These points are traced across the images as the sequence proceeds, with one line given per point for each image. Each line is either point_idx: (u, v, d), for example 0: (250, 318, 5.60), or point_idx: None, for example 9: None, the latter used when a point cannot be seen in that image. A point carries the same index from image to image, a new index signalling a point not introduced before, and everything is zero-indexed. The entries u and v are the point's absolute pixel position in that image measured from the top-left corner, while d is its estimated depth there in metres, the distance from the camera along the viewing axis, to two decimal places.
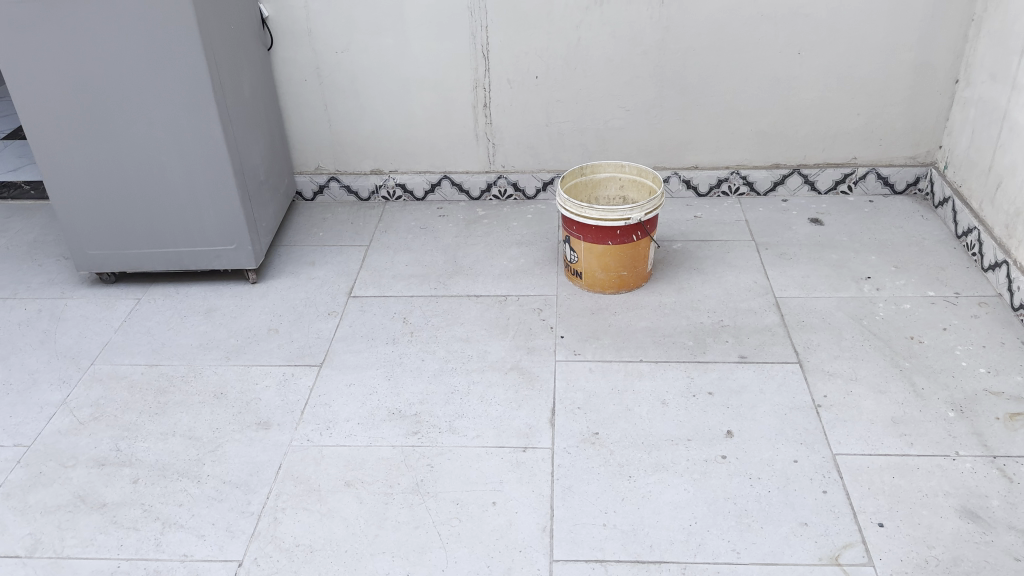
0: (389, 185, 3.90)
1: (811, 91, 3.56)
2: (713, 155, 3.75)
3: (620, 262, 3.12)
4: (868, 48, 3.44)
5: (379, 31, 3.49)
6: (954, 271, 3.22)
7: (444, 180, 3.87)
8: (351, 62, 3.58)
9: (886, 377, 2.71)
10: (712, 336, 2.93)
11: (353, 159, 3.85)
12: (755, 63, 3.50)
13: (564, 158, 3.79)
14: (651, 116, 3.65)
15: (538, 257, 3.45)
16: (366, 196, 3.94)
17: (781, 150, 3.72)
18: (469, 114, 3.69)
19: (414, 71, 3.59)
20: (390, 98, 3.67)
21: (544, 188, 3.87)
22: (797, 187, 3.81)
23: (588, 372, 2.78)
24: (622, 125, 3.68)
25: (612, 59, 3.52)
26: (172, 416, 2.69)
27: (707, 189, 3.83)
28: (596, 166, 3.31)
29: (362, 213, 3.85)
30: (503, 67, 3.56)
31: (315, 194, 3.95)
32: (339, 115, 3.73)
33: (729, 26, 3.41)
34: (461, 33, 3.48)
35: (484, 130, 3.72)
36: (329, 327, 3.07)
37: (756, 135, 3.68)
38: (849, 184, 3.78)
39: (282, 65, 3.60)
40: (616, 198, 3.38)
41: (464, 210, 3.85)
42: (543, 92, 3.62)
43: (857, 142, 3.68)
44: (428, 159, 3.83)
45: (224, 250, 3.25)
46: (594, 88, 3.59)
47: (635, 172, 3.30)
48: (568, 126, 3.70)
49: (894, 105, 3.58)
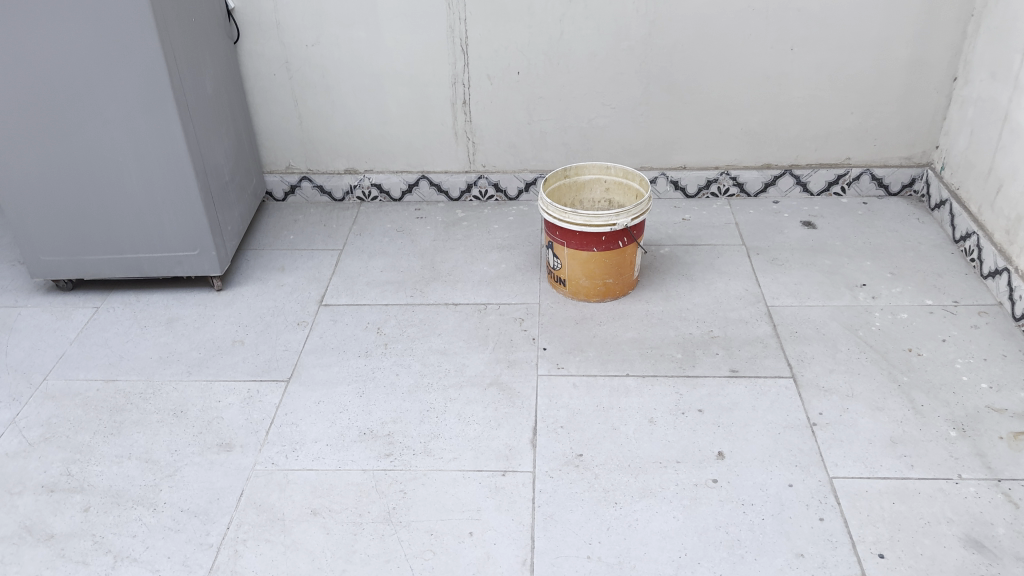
0: (364, 186, 3.72)
1: (802, 89, 3.42)
2: (701, 155, 3.60)
3: (605, 269, 2.97)
4: (861, 44, 3.30)
5: (350, 24, 3.32)
6: (952, 278, 3.09)
7: (422, 180, 3.71)
8: (322, 56, 3.40)
9: (884, 393, 2.58)
10: (701, 348, 2.79)
11: (326, 159, 3.67)
12: (745, 60, 3.35)
13: (547, 158, 3.64)
14: (637, 114, 3.50)
15: (519, 263, 3.29)
16: (340, 197, 3.76)
17: (772, 149, 3.58)
18: (447, 111, 3.52)
19: (389, 66, 3.42)
20: (364, 94, 3.49)
21: (526, 189, 3.72)
22: (789, 189, 3.66)
23: (571, 389, 2.63)
24: (607, 124, 3.53)
25: (596, 54, 3.36)
26: (128, 437, 2.53)
27: (696, 190, 3.69)
28: (580, 168, 3.15)
29: (336, 215, 3.68)
30: (482, 62, 3.39)
31: (286, 195, 3.76)
32: (310, 112, 3.55)
33: (718, 21, 3.26)
34: (437, 26, 3.31)
35: (463, 128, 3.56)
36: (298, 338, 2.91)
37: (745, 134, 3.54)
38: (842, 185, 3.64)
39: (249, 59, 3.42)
40: (602, 201, 3.21)
41: (443, 212, 3.68)
42: (524, 89, 3.45)
43: (850, 141, 3.54)
44: (404, 158, 3.66)
45: (186, 256, 3.07)
46: (577, 85, 3.43)
47: (621, 174, 3.14)
48: (550, 124, 3.54)
49: (889, 104, 3.44)
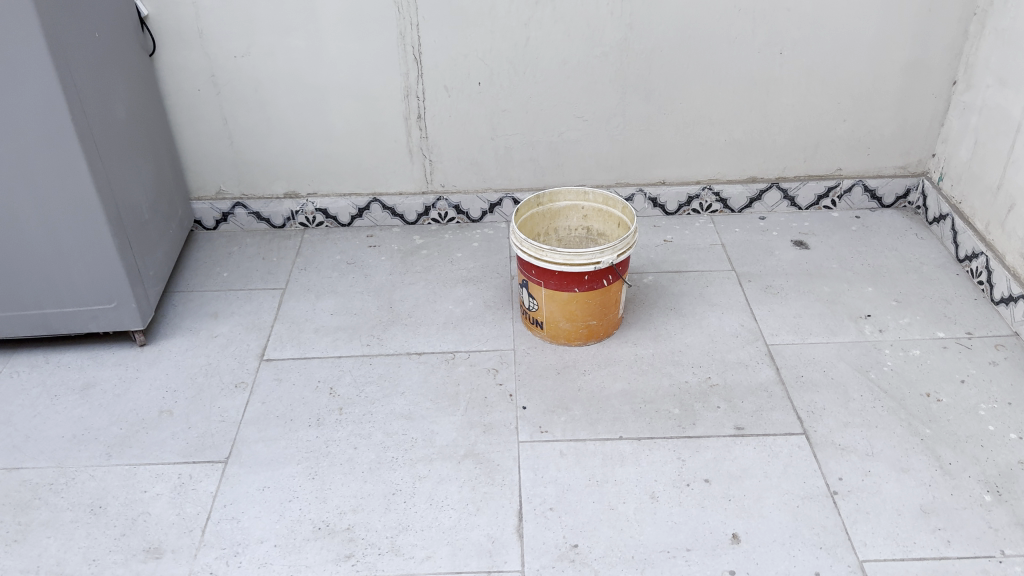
0: (308, 211, 3.31)
1: (792, 96, 3.11)
2: (682, 168, 3.28)
3: (587, 310, 2.63)
4: (856, 46, 2.99)
5: (284, 31, 2.88)
6: (961, 304, 2.84)
7: (374, 204, 3.31)
8: (254, 68, 2.97)
9: (907, 451, 2.30)
10: (700, 400, 2.48)
11: (263, 183, 3.24)
12: (730, 65, 3.02)
13: (513, 176, 3.27)
14: (612, 126, 3.15)
15: (488, 299, 2.93)
16: (280, 223, 3.33)
17: (758, 161, 3.27)
18: (400, 127, 3.13)
19: (332, 78, 3.00)
20: (304, 110, 3.07)
21: (491, 210, 3.35)
22: (776, 203, 3.36)
23: (558, 459, 2.29)
24: (579, 138, 3.18)
25: (566, 62, 2.99)
26: (35, 545, 2.11)
27: (676, 207, 3.37)
28: (554, 194, 2.79)
29: (277, 245, 3.26)
30: (438, 73, 3.00)
31: (217, 223, 3.32)
32: (241, 131, 3.11)
33: (701, 23, 2.91)
34: (385, 32, 2.90)
35: (419, 145, 3.17)
36: (237, 405, 2.51)
37: (730, 145, 3.22)
38: (833, 198, 3.35)
39: (168, 73, 2.97)
40: (579, 229, 2.87)
41: (398, 238, 3.29)
42: (486, 101, 3.07)
43: (842, 151, 3.25)
44: (352, 179, 3.25)
45: (102, 310, 2.63)
46: (546, 95, 3.07)
47: (601, 200, 2.79)
48: (516, 139, 3.18)
49: (884, 110, 3.15)
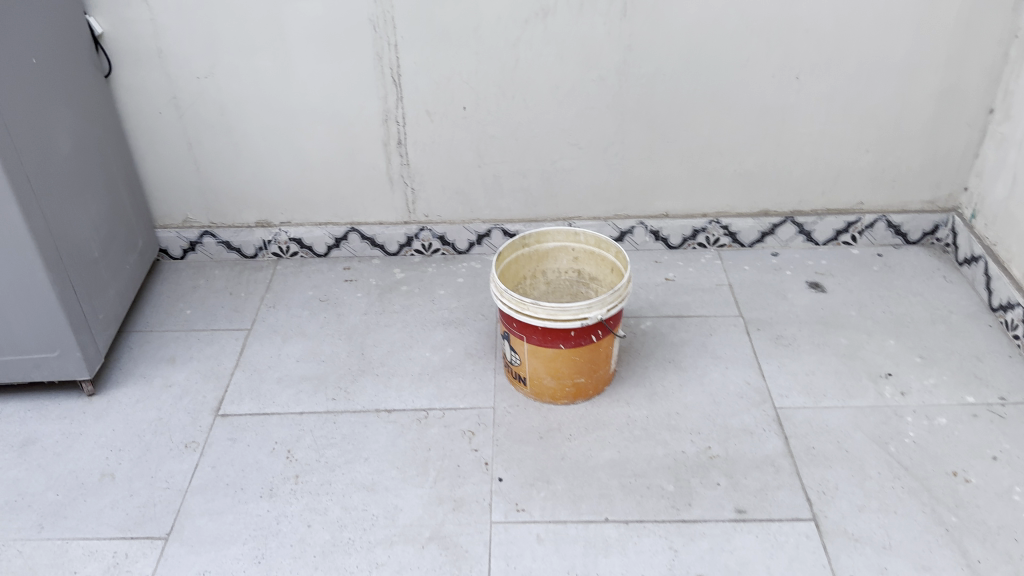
0: (281, 241, 3.07)
1: (808, 125, 2.82)
2: (687, 200, 3.00)
3: (575, 368, 2.37)
4: (881, 71, 2.70)
5: (251, 50, 2.64)
6: (994, 362, 2.55)
7: (352, 234, 3.06)
8: (220, 90, 2.73)
9: (930, 544, 2.03)
10: (697, 475, 2.21)
11: (233, 210, 3.02)
12: (741, 90, 2.74)
13: (502, 206, 3.01)
14: (610, 154, 2.89)
15: (469, 347, 2.68)
16: (252, 253, 3.10)
17: (771, 193, 2.99)
18: (379, 153, 2.88)
19: (304, 101, 2.76)
20: (274, 134, 2.83)
21: (478, 241, 3.09)
22: (790, 238, 3.08)
23: (535, 545, 2.04)
24: (574, 166, 2.91)
25: (559, 85, 2.73)
26: None
27: (680, 241, 3.09)
28: (542, 235, 2.53)
29: (246, 278, 3.02)
30: (419, 96, 2.75)
31: (184, 253, 3.10)
32: (209, 155, 2.88)
33: (708, 44, 2.63)
34: (361, 53, 2.66)
35: (400, 173, 2.93)
36: (185, 470, 2.28)
37: (740, 176, 2.95)
38: (853, 233, 3.06)
39: (127, 95, 2.73)
40: (569, 272, 2.60)
41: (378, 272, 3.04)
42: (472, 127, 2.82)
43: (864, 184, 2.96)
44: (329, 208, 3.02)
45: (44, 359, 2.41)
46: (538, 121, 2.81)
47: (593, 242, 2.53)
48: (506, 168, 2.92)
49: (911, 140, 2.86)
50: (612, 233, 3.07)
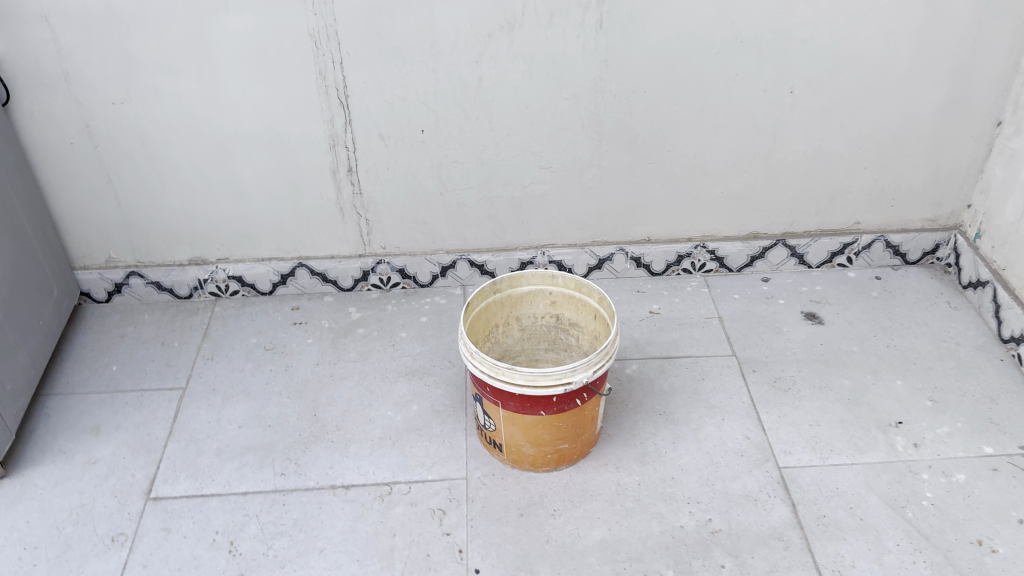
0: (219, 279, 2.75)
1: (803, 142, 2.56)
2: (671, 224, 2.73)
3: (557, 434, 2.09)
4: (883, 83, 2.44)
5: (172, 71, 2.29)
6: (1010, 405, 2.34)
7: (300, 269, 2.74)
8: (139, 116, 2.37)
9: None
10: (700, 556, 1.96)
11: (163, 247, 2.68)
12: (730, 106, 2.46)
13: (468, 236, 2.71)
14: (586, 178, 2.60)
15: (437, 402, 2.39)
16: (186, 294, 2.77)
17: (762, 215, 2.73)
18: (327, 182, 2.56)
19: (238, 126, 2.42)
20: (206, 164, 2.49)
21: (442, 273, 2.79)
22: (782, 261, 2.84)
23: None
24: (547, 192, 2.62)
25: (528, 105, 2.43)
26: None
27: (663, 267, 2.83)
28: (515, 278, 2.23)
29: (181, 324, 2.70)
30: (371, 119, 2.43)
31: (109, 295, 2.76)
32: (131, 188, 2.53)
33: (694, 57, 2.35)
34: (301, 72, 2.32)
35: (352, 202, 2.61)
36: (109, 571, 1.96)
37: (729, 198, 2.68)
38: (849, 254, 2.83)
39: (30, 123, 2.36)
40: (546, 317, 2.31)
41: (331, 311, 2.73)
42: (432, 151, 2.51)
43: (860, 202, 2.72)
44: (273, 242, 2.69)
45: None
46: (505, 144, 2.51)
47: (572, 286, 2.23)
48: (470, 195, 2.61)
49: (913, 156, 2.62)
50: (590, 261, 2.79)
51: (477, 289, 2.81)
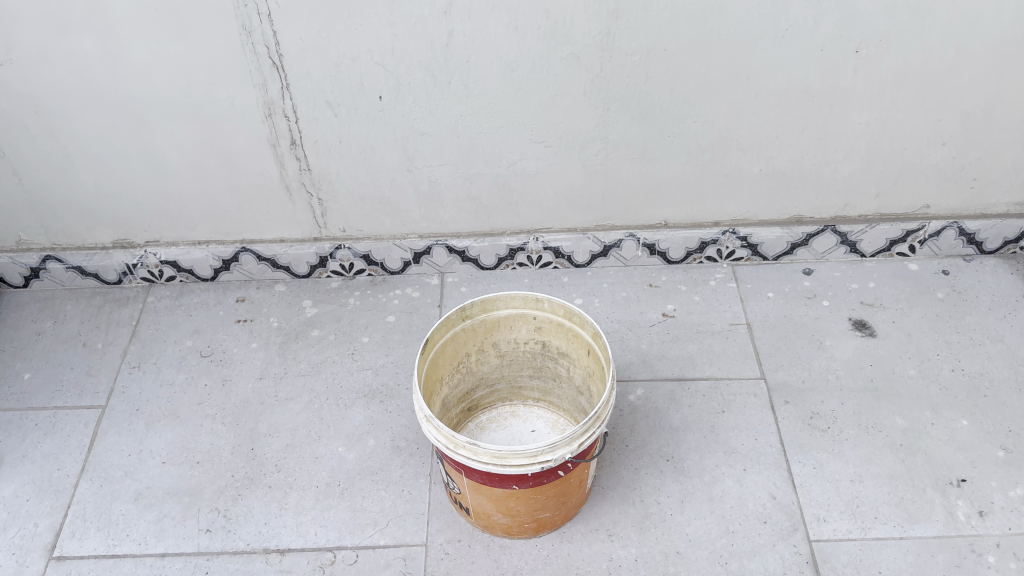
0: (150, 264, 2.32)
1: (867, 112, 2.01)
2: (695, 207, 2.23)
3: (536, 505, 1.69)
4: (981, 41, 1.86)
5: (57, 25, 1.78)
6: None
7: (246, 253, 2.31)
8: (26, 81, 1.89)
9: None
10: None
11: (80, 229, 2.25)
12: (776, 68, 1.90)
13: (445, 219, 2.23)
14: (589, 153, 2.08)
15: (399, 435, 1.99)
16: (115, 279, 2.36)
17: (808, 196, 2.21)
18: (267, 156, 2.07)
19: (150, 93, 1.92)
20: (117, 136, 2.02)
21: (416, 260, 2.33)
22: (828, 249, 2.34)
23: None
24: (540, 169, 2.11)
25: (514, 67, 1.89)
26: None
27: (683, 255, 2.34)
28: (490, 302, 1.77)
29: (108, 318, 2.30)
30: (314, 83, 1.91)
31: (26, 280, 2.36)
32: (32, 163, 2.07)
33: (732, 8, 1.78)
34: (220, 26, 1.79)
35: (301, 180, 2.13)
36: None
37: (768, 177, 2.16)
38: (913, 242, 2.32)
39: None
40: (530, 343, 1.86)
41: (282, 305, 2.30)
42: (394, 122, 2.00)
43: (932, 183, 2.19)
44: (211, 223, 2.24)
45: None
46: (486, 113, 1.99)
47: (561, 313, 1.77)
48: (445, 172, 2.11)
49: (1007, 130, 2.05)
50: (593, 248, 2.31)
51: (457, 278, 2.36)
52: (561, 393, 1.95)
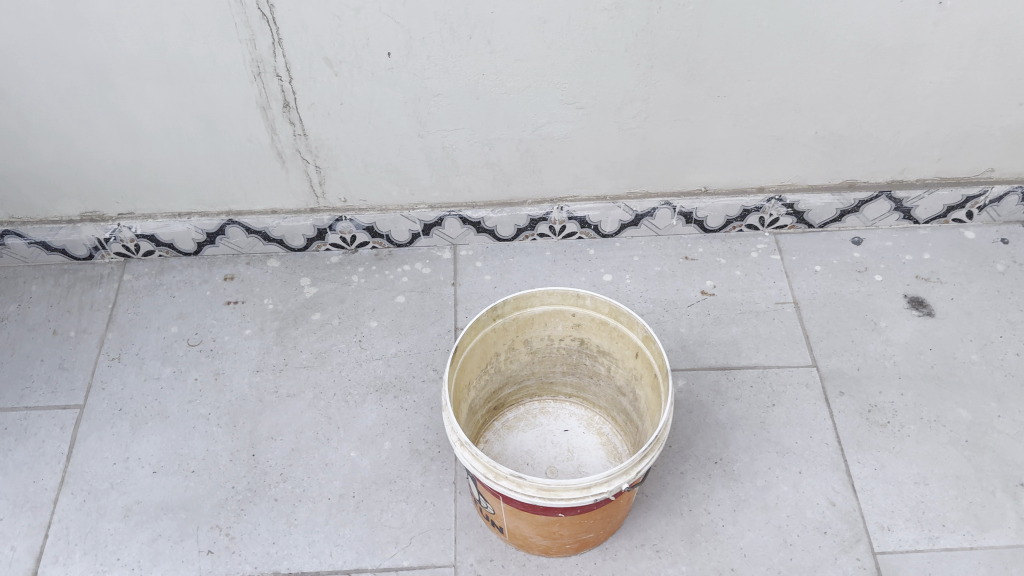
0: (124, 238, 2.06)
1: (942, 69, 1.76)
2: (738, 173, 2.00)
3: (581, 527, 1.51)
4: None
5: None
6: None
7: (233, 226, 2.05)
8: None
9: None
10: None
11: (42, 201, 1.98)
12: (846, 21, 1.65)
13: (459, 187, 1.99)
14: (626, 116, 1.82)
15: (417, 437, 1.80)
16: (85, 255, 2.10)
17: (864, 161, 1.99)
18: (255, 121, 1.79)
19: (115, 50, 1.62)
20: (79, 99, 1.72)
21: (426, 232, 2.09)
22: (879, 216, 2.13)
23: None
24: (569, 134, 1.86)
25: (546, 20, 1.61)
26: None
27: (721, 224, 2.12)
28: (524, 299, 1.54)
29: (80, 300, 2.04)
30: (310, 38, 1.62)
31: None
32: None
33: None
34: None
35: (296, 147, 1.86)
36: None
37: (822, 140, 1.92)
38: (971, 208, 2.12)
39: None
40: (566, 340, 1.65)
41: (278, 284, 2.06)
42: (403, 82, 1.72)
43: (1000, 147, 1.97)
44: (193, 194, 1.97)
45: None
46: (511, 73, 1.71)
47: (604, 309, 1.55)
48: (461, 137, 1.85)
49: None
50: (624, 218, 2.08)
51: (472, 251, 2.13)
52: (598, 391, 1.75)
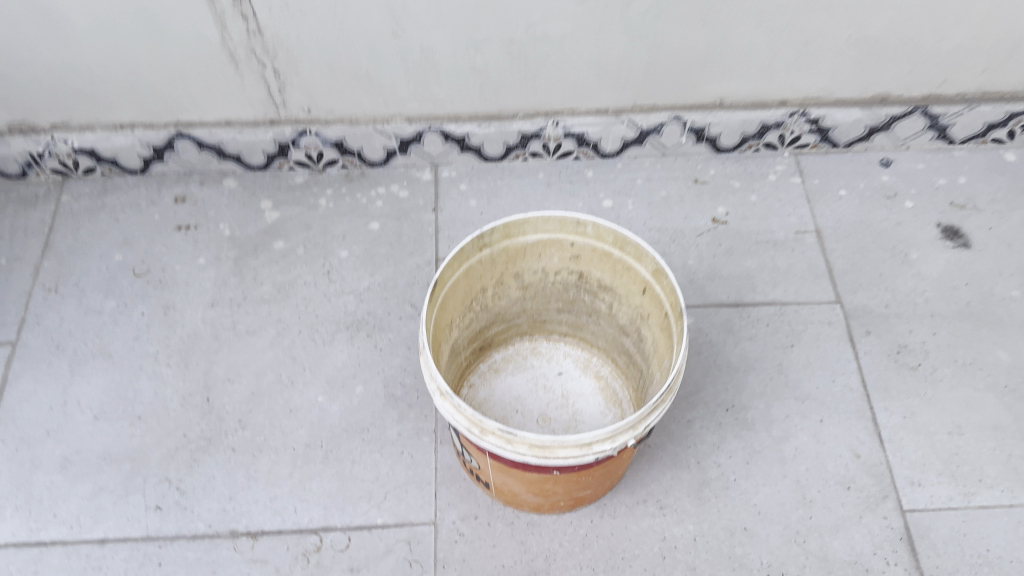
0: (61, 153, 1.81)
1: None
2: (759, 84, 1.75)
3: (577, 484, 1.32)
4: None
5: None
6: None
7: (184, 140, 1.80)
8: None
9: None
10: None
11: None
12: None
13: (441, 97, 1.74)
14: (638, 12, 1.55)
15: (393, 379, 1.60)
16: (18, 173, 1.85)
17: (902, 71, 1.75)
18: (203, 13, 1.50)
19: None
20: None
21: (405, 148, 1.86)
22: (912, 134, 1.91)
23: None
24: (569, 34, 1.59)
25: None
26: None
27: (736, 142, 1.89)
28: (515, 226, 1.33)
29: (13, 223, 1.80)
30: None
31: None
32: None
33: None
34: None
35: (249, 47, 1.59)
36: None
37: (858, 46, 1.67)
38: (1014, 126, 1.90)
39: None
40: (563, 273, 1.44)
41: (237, 207, 1.83)
42: None
43: None
44: (135, 101, 1.72)
45: None
46: None
47: (608, 238, 1.34)
48: (443, 38, 1.58)
49: None
50: (627, 134, 1.85)
51: (456, 172, 1.90)
52: (596, 331, 1.56)
